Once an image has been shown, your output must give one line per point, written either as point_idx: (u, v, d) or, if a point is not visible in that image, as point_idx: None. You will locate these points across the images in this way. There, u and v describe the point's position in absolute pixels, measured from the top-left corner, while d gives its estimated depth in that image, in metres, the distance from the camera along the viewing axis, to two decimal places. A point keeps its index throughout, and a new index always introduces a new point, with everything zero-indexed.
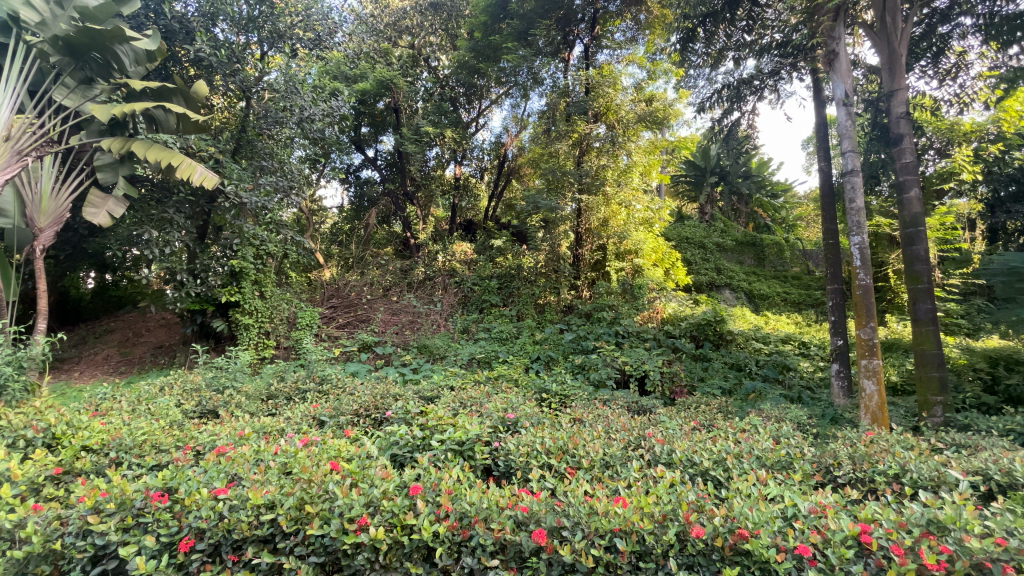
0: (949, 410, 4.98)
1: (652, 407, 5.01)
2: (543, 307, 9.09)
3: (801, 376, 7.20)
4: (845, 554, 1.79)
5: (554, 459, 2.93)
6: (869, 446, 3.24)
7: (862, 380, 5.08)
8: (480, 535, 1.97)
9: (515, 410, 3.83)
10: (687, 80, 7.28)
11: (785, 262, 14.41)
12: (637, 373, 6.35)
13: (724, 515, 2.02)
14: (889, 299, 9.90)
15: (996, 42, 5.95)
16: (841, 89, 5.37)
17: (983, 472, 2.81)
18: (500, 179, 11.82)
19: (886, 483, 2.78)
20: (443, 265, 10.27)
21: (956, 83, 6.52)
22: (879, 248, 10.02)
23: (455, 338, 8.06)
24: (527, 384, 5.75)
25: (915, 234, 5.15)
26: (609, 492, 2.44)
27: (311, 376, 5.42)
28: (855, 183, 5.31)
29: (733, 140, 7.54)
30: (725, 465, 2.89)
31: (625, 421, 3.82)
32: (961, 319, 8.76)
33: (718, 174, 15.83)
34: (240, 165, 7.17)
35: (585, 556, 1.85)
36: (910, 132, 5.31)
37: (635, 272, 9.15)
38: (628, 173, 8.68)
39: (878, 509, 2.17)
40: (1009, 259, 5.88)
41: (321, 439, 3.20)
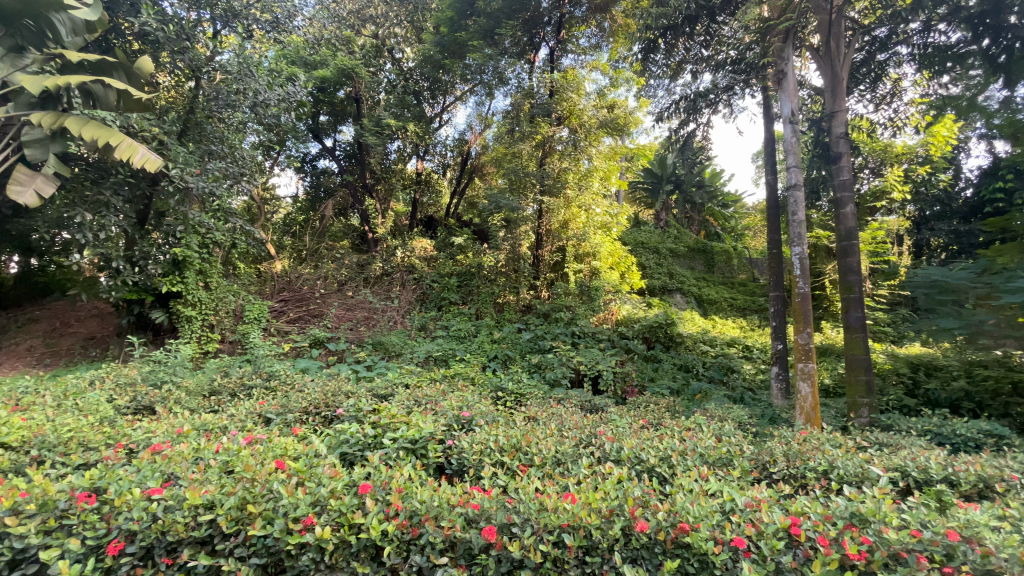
0: (873, 412, 5.36)
1: (604, 406, 5.13)
2: (502, 306, 9.14)
3: (743, 378, 7.60)
4: (776, 545, 1.90)
5: (507, 457, 2.95)
6: (802, 444, 3.46)
7: (798, 383, 5.39)
8: (429, 533, 1.96)
9: (470, 409, 3.82)
10: (646, 89, 7.54)
11: (732, 270, 15.12)
12: (590, 372, 6.52)
13: (667, 510, 2.10)
14: (825, 307, 10.60)
15: (928, 70, 6.49)
16: (788, 108, 5.68)
17: (903, 469, 3.07)
18: (462, 176, 11.74)
19: (816, 478, 2.98)
20: (401, 261, 10.13)
21: (890, 108, 7.08)
22: (817, 258, 10.65)
23: (411, 336, 7.96)
24: (484, 382, 5.75)
25: (849, 247, 5.53)
26: (560, 488, 2.49)
27: (258, 372, 5.22)
28: (797, 197, 5.63)
29: (689, 150, 7.87)
30: (671, 461, 3.01)
31: (578, 419, 3.90)
32: (887, 327, 9.47)
33: (674, 182, 16.48)
34: (186, 149, 6.78)
35: (533, 551, 1.87)
36: (848, 151, 5.68)
37: (593, 274, 9.29)
38: (589, 177, 8.83)
39: (808, 503, 2.32)
40: (931, 274, 6.42)
41: (266, 436, 3.09)
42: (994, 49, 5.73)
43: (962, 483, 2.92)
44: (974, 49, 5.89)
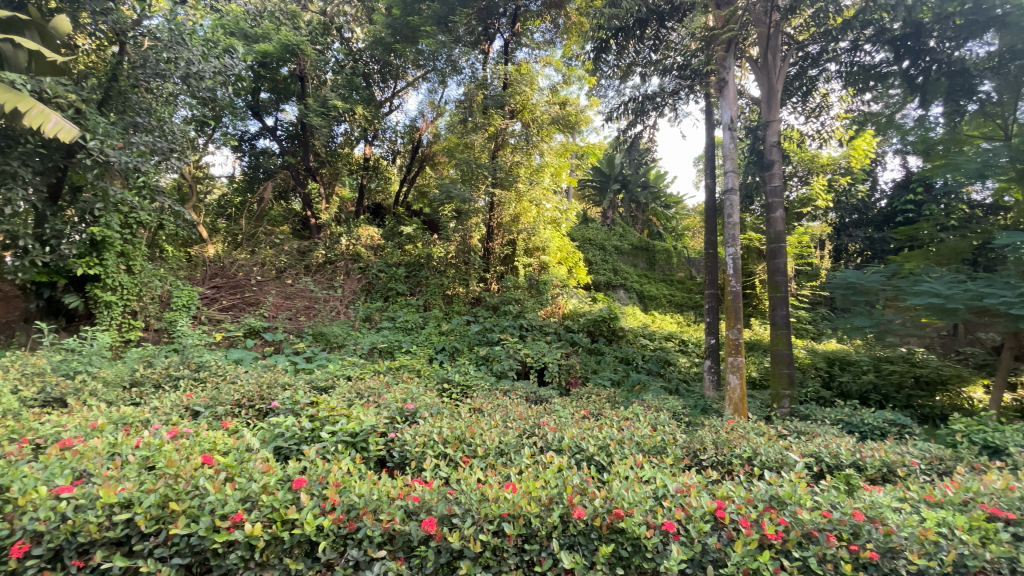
0: (794, 403, 5.79)
1: (548, 397, 5.23)
2: (450, 298, 9.07)
3: (679, 370, 8.01)
4: (702, 528, 2.02)
5: (450, 449, 2.95)
6: (730, 432, 3.70)
7: (728, 375, 5.72)
8: (367, 527, 1.93)
9: (414, 401, 3.77)
10: (597, 88, 7.68)
11: (672, 268, 15.81)
12: (536, 365, 6.64)
13: (604, 497, 2.18)
14: (755, 305, 11.32)
15: (852, 88, 7.00)
16: (727, 115, 5.98)
17: (818, 455, 3.36)
18: (412, 165, 11.47)
19: (741, 464, 3.19)
20: (346, 249, 9.78)
21: (818, 120, 7.60)
22: (749, 259, 11.30)
23: (355, 327, 7.74)
24: (430, 374, 5.69)
25: (777, 249, 5.92)
26: (501, 478, 2.52)
27: (186, 362, 4.91)
28: (733, 200, 5.95)
29: (635, 151, 8.11)
30: (609, 450, 3.13)
31: (522, 410, 3.95)
32: (808, 324, 10.25)
33: (621, 182, 16.99)
34: (107, 119, 6.16)
35: (472, 542, 1.89)
36: (779, 160, 6.05)
37: (542, 268, 9.38)
38: (540, 172, 8.90)
39: (733, 488, 2.48)
40: (849, 276, 6.93)
41: (193, 431, 2.91)
42: (913, 70, 6.31)
43: (867, 467, 3.24)
44: (895, 69, 6.43)
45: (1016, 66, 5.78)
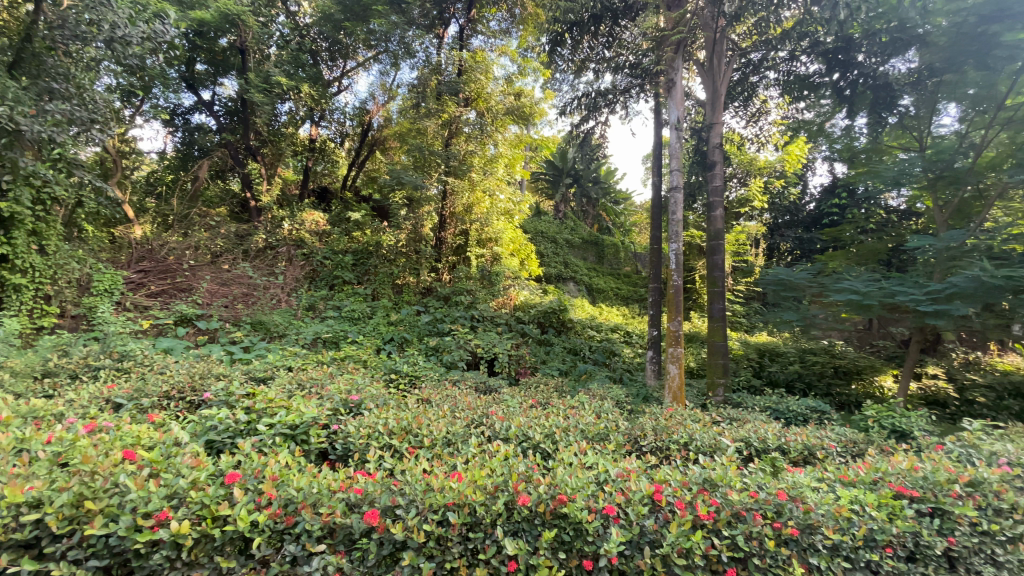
0: (727, 391, 6.13)
1: (497, 387, 5.28)
2: (400, 288, 8.91)
3: (623, 360, 8.30)
4: (641, 511, 2.12)
5: (396, 440, 2.91)
6: (668, 419, 3.89)
7: (668, 365, 5.98)
8: (305, 521, 1.88)
9: (359, 392, 3.69)
10: (552, 81, 7.72)
11: (619, 262, 16.27)
12: (486, 355, 6.67)
13: (548, 483, 2.23)
14: (694, 299, 11.89)
15: (789, 96, 7.46)
16: (675, 115, 6.18)
17: (747, 440, 3.58)
18: (362, 149, 11.12)
19: (678, 449, 3.36)
20: (289, 234, 9.32)
21: (757, 125, 8.05)
22: (690, 255, 11.82)
23: (298, 316, 7.43)
24: (377, 365, 5.57)
25: (716, 246, 6.22)
26: (447, 468, 2.52)
27: (108, 351, 4.55)
28: (677, 198, 6.19)
29: (587, 146, 8.26)
30: (554, 438, 3.20)
31: (470, 400, 3.96)
32: (743, 318, 10.89)
33: (572, 176, 17.25)
34: (17, 82, 5.52)
35: (416, 532, 1.88)
36: (721, 161, 6.34)
37: (494, 259, 9.41)
38: (494, 163, 8.86)
39: (669, 472, 2.61)
40: (779, 273, 7.28)
41: (114, 424, 2.70)
42: (842, 83, 6.68)
43: (791, 450, 3.50)
44: (826, 81, 6.85)
45: (932, 82, 6.30)
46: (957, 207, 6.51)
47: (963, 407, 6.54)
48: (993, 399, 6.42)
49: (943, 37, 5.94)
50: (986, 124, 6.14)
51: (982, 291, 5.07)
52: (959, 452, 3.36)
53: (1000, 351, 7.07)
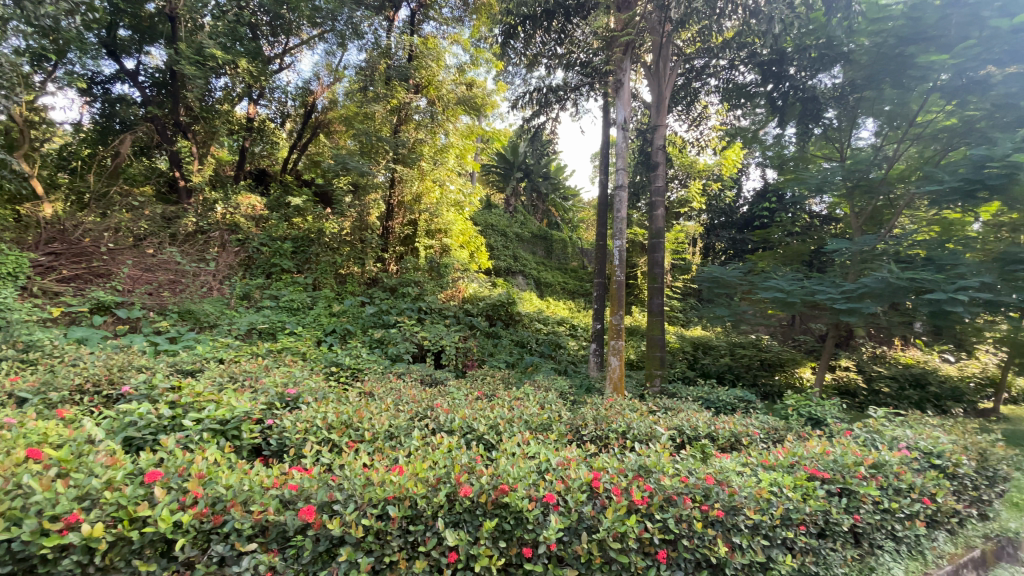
0: (664, 382, 6.41)
1: (444, 379, 5.25)
2: (343, 278, 8.63)
3: (568, 353, 8.50)
4: (579, 498, 2.19)
5: (335, 434, 2.84)
6: (608, 409, 4.02)
7: (609, 357, 6.18)
8: (235, 519, 1.80)
9: (297, 385, 3.56)
10: (504, 73, 7.70)
11: (567, 257, 16.58)
12: (433, 348, 6.61)
13: (491, 474, 2.26)
14: (636, 294, 12.34)
15: (728, 103, 7.90)
16: (622, 115, 6.35)
17: (680, 428, 3.78)
18: (304, 131, 10.68)
19: (616, 438, 3.49)
20: (221, 218, 8.72)
21: (698, 130, 8.44)
22: (634, 252, 12.24)
23: (232, 306, 7.01)
24: (317, 357, 5.38)
25: (656, 244, 6.47)
26: (388, 461, 2.48)
27: (9, 342, 4.10)
28: (621, 196, 6.38)
29: (538, 141, 8.33)
30: (498, 429, 3.23)
31: (415, 392, 3.92)
32: (680, 313, 11.45)
33: (523, 170, 17.33)
34: None
35: (354, 527, 1.84)
36: (663, 162, 6.59)
37: (443, 251, 9.33)
38: (445, 153, 8.70)
39: (608, 460, 2.71)
40: (714, 271, 7.76)
41: (16, 422, 2.44)
42: (776, 94, 7.21)
43: (719, 437, 3.73)
44: (761, 90, 7.36)
45: (852, 98, 6.77)
46: (871, 215, 7.15)
47: (870, 397, 7.28)
48: (895, 389, 7.22)
49: (865, 56, 6.35)
50: (898, 138, 6.72)
51: (888, 291, 5.59)
52: (866, 437, 3.70)
53: (902, 346, 7.82)
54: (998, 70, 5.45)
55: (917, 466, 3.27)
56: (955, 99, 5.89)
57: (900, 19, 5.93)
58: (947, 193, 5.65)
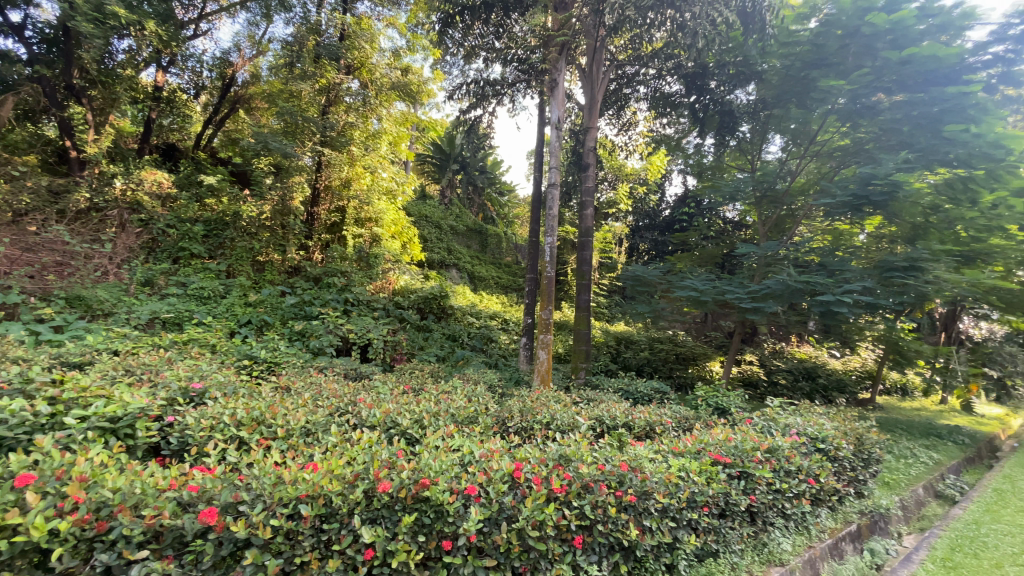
0: (588, 374, 6.64)
1: (370, 373, 5.10)
2: (262, 265, 8.10)
3: (499, 347, 8.59)
4: (500, 489, 2.23)
5: (244, 432, 2.68)
6: (534, 401, 4.12)
7: (538, 350, 6.29)
8: (124, 525, 1.64)
9: (204, 379, 3.31)
10: (442, 62, 7.54)
11: (501, 252, 16.66)
12: (360, 341, 6.42)
13: (412, 468, 2.22)
14: (566, 290, 12.69)
15: (654, 110, 8.24)
16: (556, 115, 6.46)
17: (600, 418, 3.96)
18: (221, 105, 9.88)
19: (540, 428, 3.59)
20: (121, 194, 7.54)
21: (627, 134, 8.83)
22: (565, 249, 12.56)
23: (131, 293, 6.36)
24: (230, 350, 5.01)
25: (585, 242, 6.68)
26: (303, 458, 2.37)
27: None
28: (554, 194, 6.51)
29: (474, 134, 8.29)
30: (423, 423, 3.20)
31: (337, 387, 3.77)
32: (606, 310, 11.93)
33: (459, 163, 17.16)
34: None
35: (261, 529, 1.74)
36: (594, 163, 6.80)
37: (373, 241, 9.06)
38: (377, 138, 8.42)
39: (530, 451, 2.77)
40: (636, 270, 8.18)
41: None
42: (698, 105, 7.61)
43: (635, 426, 3.95)
44: (686, 101, 7.82)
45: (763, 114, 7.43)
46: (775, 223, 7.83)
47: (769, 388, 7.96)
48: (791, 380, 7.98)
49: (775, 77, 6.97)
50: (800, 154, 7.38)
51: (787, 293, 6.16)
52: (763, 425, 4.07)
53: (798, 343, 8.68)
54: (886, 97, 6.17)
55: (805, 450, 3.64)
56: (849, 122, 6.59)
57: (806, 45, 6.52)
58: (839, 206, 6.28)
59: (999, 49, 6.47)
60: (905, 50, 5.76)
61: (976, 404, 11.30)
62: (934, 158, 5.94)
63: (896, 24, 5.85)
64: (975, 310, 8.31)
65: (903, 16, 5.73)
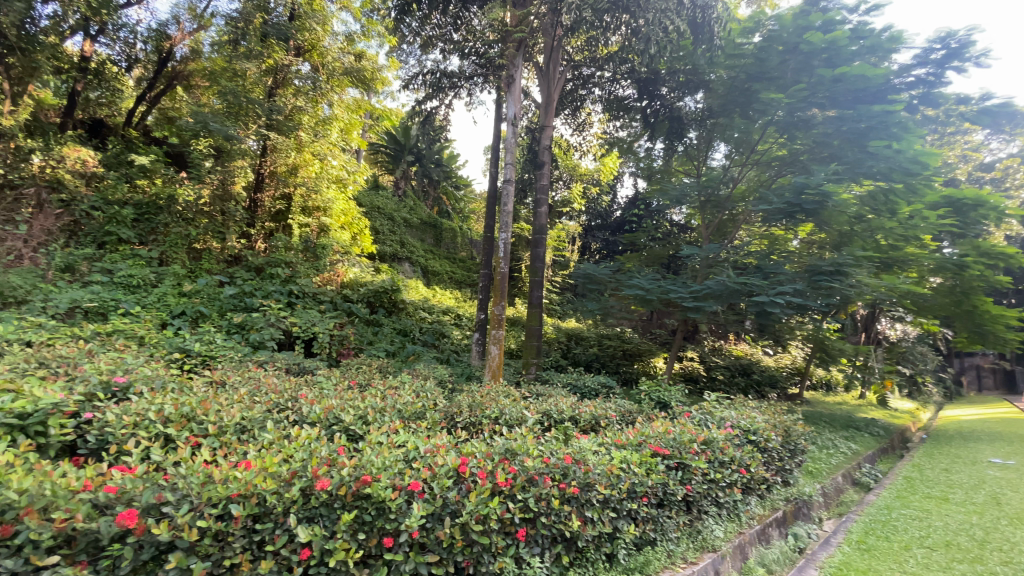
0: (538, 370, 6.72)
1: (314, 369, 4.93)
2: (199, 253, 7.65)
3: (451, 342, 8.55)
4: (445, 484, 2.21)
5: (172, 429, 2.53)
6: (483, 396, 4.12)
7: (489, 346, 6.30)
8: (30, 530, 1.51)
9: (128, 373, 3.09)
10: (398, 51, 7.39)
11: (455, 246, 16.52)
12: (304, 335, 6.21)
13: (353, 465, 2.17)
14: (520, 287, 12.78)
15: (609, 113, 8.50)
16: (512, 112, 6.44)
17: (548, 412, 4.03)
18: (158, 81, 9.18)
19: (488, 423, 3.61)
20: (39, 170, 6.98)
21: (582, 135, 8.95)
22: (519, 246, 12.63)
23: (48, 280, 5.85)
24: (160, 342, 4.71)
25: (538, 240, 6.74)
26: (237, 456, 2.27)
27: None
28: (509, 190, 6.52)
29: (430, 126, 8.17)
30: (366, 419, 3.14)
31: (277, 382, 3.63)
32: (557, 307, 12.11)
33: (415, 154, 16.84)
34: None
35: (187, 531, 1.65)
36: (549, 161, 6.86)
37: (321, 231, 8.74)
38: (328, 125, 8.11)
39: (477, 445, 2.77)
40: (587, 268, 8.35)
41: None
42: (649, 111, 8.03)
43: (581, 420, 4.05)
44: (638, 105, 8.06)
45: (710, 122, 7.74)
46: (717, 227, 8.21)
47: (708, 382, 8.36)
48: (728, 376, 8.43)
49: (722, 87, 7.28)
50: (742, 162, 7.74)
51: (725, 293, 6.48)
52: (701, 418, 4.27)
53: (736, 341, 9.17)
54: (820, 112, 6.53)
55: (737, 442, 3.86)
56: (787, 134, 6.99)
57: (750, 58, 6.82)
58: (776, 212, 6.66)
59: (921, 72, 7.07)
60: (837, 69, 6.14)
61: (891, 399, 12.37)
62: (860, 171, 6.44)
63: (831, 44, 6.20)
64: (892, 312, 9.06)
65: (837, 36, 6.09)
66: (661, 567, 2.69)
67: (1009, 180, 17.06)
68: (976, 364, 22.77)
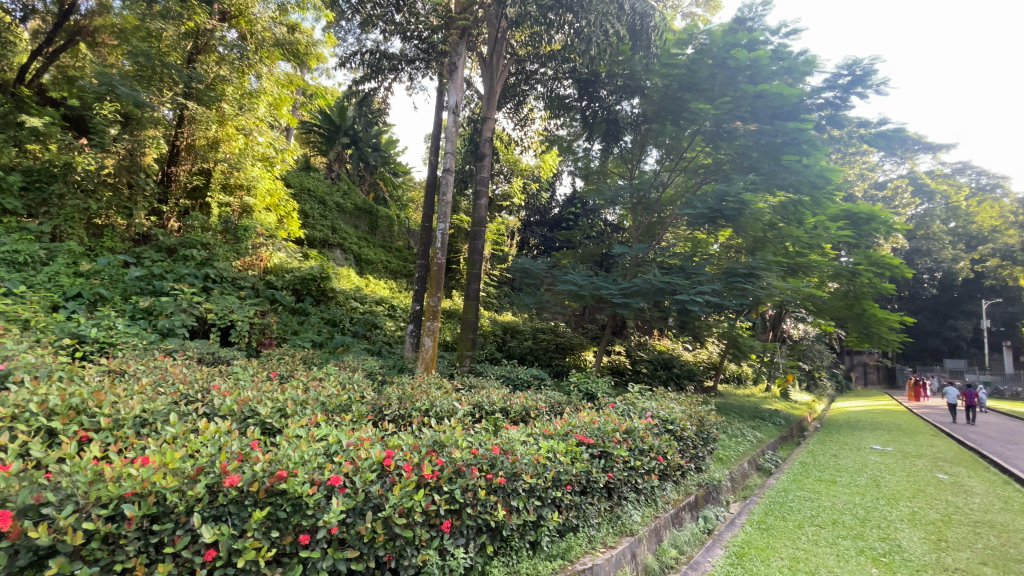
0: (472, 362, 6.70)
1: (230, 358, 4.64)
2: (100, 230, 6.91)
3: (384, 334, 8.37)
4: (368, 478, 2.16)
5: (59, 422, 2.30)
6: (414, 388, 4.07)
7: (423, 337, 6.21)
8: None
9: (6, 360, 2.76)
10: (335, 27, 7.03)
11: (392, 235, 16.09)
12: (220, 322, 5.82)
13: (267, 460, 2.07)
14: (458, 279, 12.72)
15: (550, 111, 8.54)
16: (453, 100, 6.36)
17: (479, 405, 4.06)
18: (59, 36, 8.17)
19: (418, 415, 3.57)
20: None
21: (523, 130, 8.98)
22: (457, 237, 12.53)
23: None
24: (49, 327, 4.22)
25: (477, 232, 6.72)
26: (136, 451, 2.09)
27: None
28: (449, 180, 6.44)
29: (366, 108, 7.87)
30: (285, 412, 3.01)
31: (185, 372, 3.38)
32: (494, 300, 12.17)
33: (351, 137, 16.13)
34: None
35: (70, 534, 1.51)
36: (489, 154, 6.83)
37: (243, 212, 8.16)
38: (254, 98, 7.57)
39: (403, 437, 2.74)
40: (524, 262, 8.44)
41: None
42: (588, 111, 8.10)
43: (511, 411, 4.10)
44: (578, 104, 8.09)
45: (643, 127, 8.09)
46: (647, 228, 8.58)
47: (633, 375, 8.76)
48: (651, 369, 8.90)
49: (656, 94, 7.61)
50: (671, 168, 8.22)
51: (651, 291, 6.80)
52: (624, 409, 4.47)
53: (661, 336, 9.69)
54: (742, 125, 7.04)
55: (656, 431, 4.08)
56: (712, 144, 7.47)
57: (682, 68, 7.18)
58: (700, 216, 7.07)
59: (829, 95, 7.78)
60: (758, 87, 6.61)
61: (794, 391, 13.60)
62: (774, 182, 7.00)
63: (754, 62, 6.70)
64: (797, 313, 9.91)
65: (759, 56, 6.58)
66: (581, 552, 2.79)
67: (897, 199, 19.32)
68: (863, 360, 25.75)
